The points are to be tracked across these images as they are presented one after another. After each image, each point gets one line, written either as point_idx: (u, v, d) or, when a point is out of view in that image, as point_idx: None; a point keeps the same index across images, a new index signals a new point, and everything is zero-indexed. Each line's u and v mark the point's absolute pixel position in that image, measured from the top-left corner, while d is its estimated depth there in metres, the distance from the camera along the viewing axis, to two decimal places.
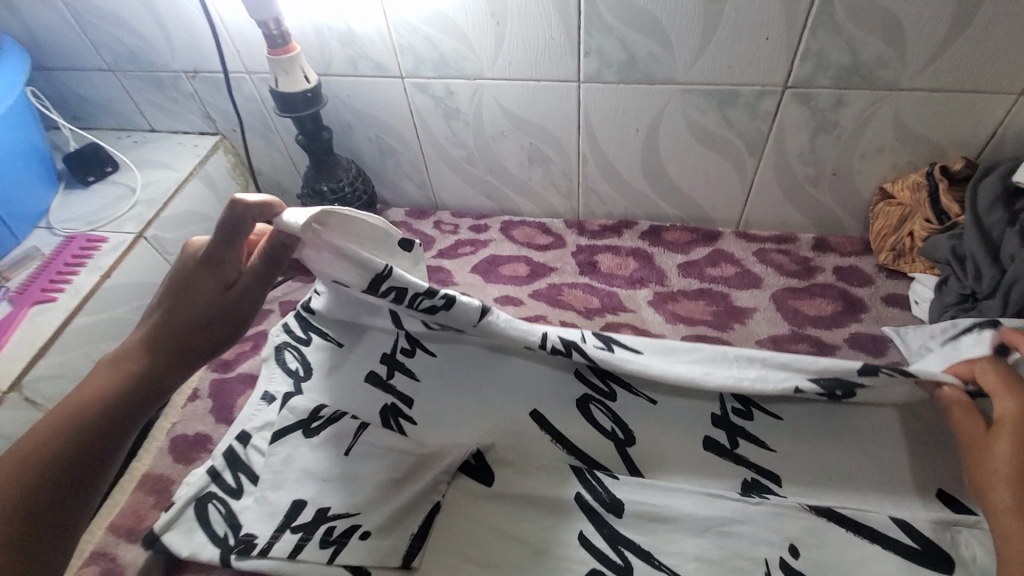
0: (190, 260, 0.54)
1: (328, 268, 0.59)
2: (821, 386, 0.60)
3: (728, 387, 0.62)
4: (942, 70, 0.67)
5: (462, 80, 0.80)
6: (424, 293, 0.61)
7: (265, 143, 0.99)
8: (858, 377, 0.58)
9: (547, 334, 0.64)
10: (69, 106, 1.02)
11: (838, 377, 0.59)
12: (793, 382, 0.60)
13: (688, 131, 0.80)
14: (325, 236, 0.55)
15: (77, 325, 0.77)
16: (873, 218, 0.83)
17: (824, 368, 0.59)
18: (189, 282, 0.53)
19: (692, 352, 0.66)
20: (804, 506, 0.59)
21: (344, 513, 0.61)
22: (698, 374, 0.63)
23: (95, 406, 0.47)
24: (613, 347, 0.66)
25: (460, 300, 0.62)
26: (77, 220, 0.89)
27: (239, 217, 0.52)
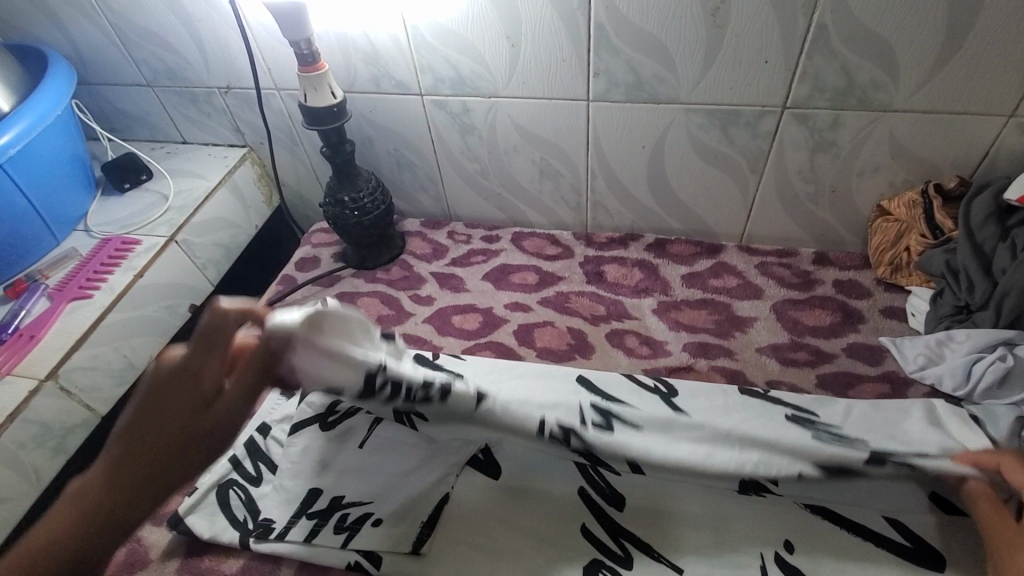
0: (162, 372, 0.55)
1: (316, 373, 0.61)
2: (824, 470, 0.58)
3: (732, 472, 0.60)
4: (934, 93, 0.71)
5: (478, 98, 0.85)
6: (421, 387, 0.61)
7: (290, 154, 1.05)
8: (865, 464, 0.57)
9: (543, 418, 0.63)
10: (108, 118, 1.09)
11: (847, 463, 0.57)
12: (797, 470, 0.58)
13: (692, 148, 0.84)
14: (309, 341, 0.59)
15: (111, 322, 0.82)
16: (871, 234, 0.86)
17: (832, 455, 0.57)
18: (161, 398, 0.54)
19: (693, 429, 0.63)
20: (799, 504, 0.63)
21: (358, 501, 0.65)
22: (700, 457, 0.61)
23: (74, 522, 0.51)
24: (611, 424, 0.64)
25: (455, 390, 0.62)
26: (113, 223, 0.94)
27: (223, 325, 0.57)
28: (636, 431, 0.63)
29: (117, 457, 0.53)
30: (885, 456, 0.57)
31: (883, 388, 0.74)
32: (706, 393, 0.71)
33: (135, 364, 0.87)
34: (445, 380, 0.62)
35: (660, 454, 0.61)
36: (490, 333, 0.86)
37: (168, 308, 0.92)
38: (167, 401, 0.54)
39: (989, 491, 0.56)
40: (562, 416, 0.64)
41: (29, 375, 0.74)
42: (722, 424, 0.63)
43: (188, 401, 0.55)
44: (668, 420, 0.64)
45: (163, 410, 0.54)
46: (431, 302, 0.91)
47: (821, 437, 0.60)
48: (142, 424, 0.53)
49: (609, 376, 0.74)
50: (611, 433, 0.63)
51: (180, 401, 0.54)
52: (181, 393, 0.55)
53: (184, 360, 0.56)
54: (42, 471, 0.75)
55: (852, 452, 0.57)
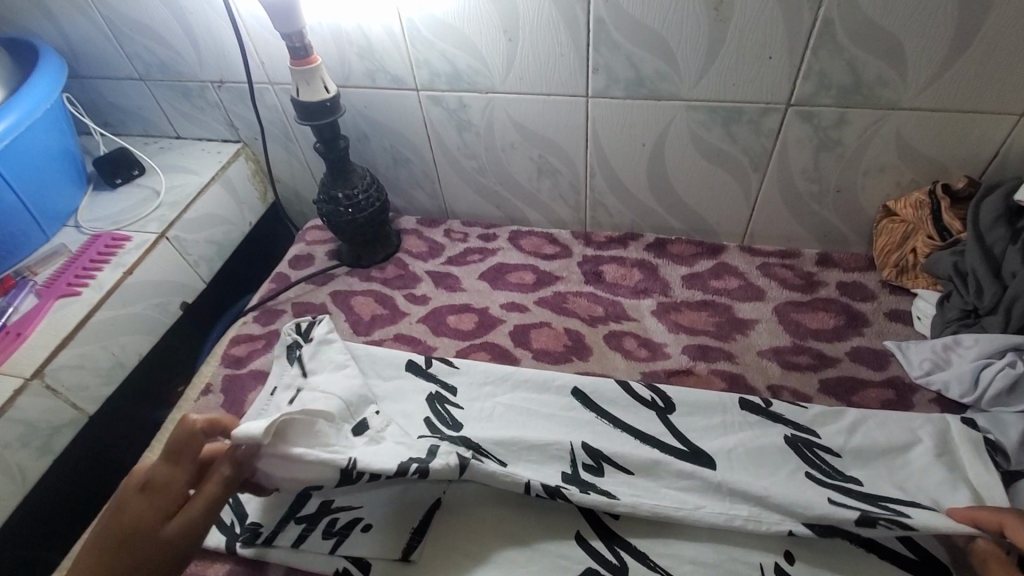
0: (130, 488, 0.57)
1: (291, 471, 0.60)
2: (816, 532, 0.57)
3: (719, 525, 0.59)
4: (943, 91, 0.69)
5: (475, 93, 0.84)
6: (394, 473, 0.60)
7: (284, 150, 1.03)
8: (855, 526, 0.56)
9: (530, 480, 0.62)
10: (100, 112, 1.07)
11: (834, 526, 0.57)
12: (786, 527, 0.58)
13: (694, 146, 0.82)
14: (280, 445, 0.59)
15: (99, 320, 0.80)
16: (876, 235, 0.84)
17: (821, 515, 0.57)
18: (130, 515, 0.55)
19: (683, 478, 0.63)
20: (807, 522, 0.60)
21: (348, 506, 0.64)
22: (688, 507, 0.61)
23: None
24: (602, 466, 0.65)
25: (432, 468, 0.60)
26: (103, 220, 0.93)
27: (188, 437, 0.59)
28: (628, 476, 0.64)
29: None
30: (875, 519, 0.56)
31: (887, 394, 0.72)
32: (707, 408, 0.69)
33: (124, 363, 0.85)
34: (420, 464, 0.60)
35: (650, 500, 0.61)
36: (485, 334, 0.84)
37: (159, 305, 0.90)
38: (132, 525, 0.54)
39: (998, 551, 0.54)
40: (551, 470, 0.65)
41: (14, 374, 0.73)
42: (713, 474, 0.62)
43: (149, 520, 0.55)
44: (657, 462, 0.64)
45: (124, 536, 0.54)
46: (426, 302, 0.90)
47: (817, 481, 0.61)
48: (101, 551, 0.53)
49: (603, 385, 0.72)
50: (602, 479, 0.64)
51: (144, 521, 0.54)
52: (144, 512, 0.55)
53: (152, 477, 0.57)
54: (27, 471, 0.73)
55: (845, 515, 0.57)
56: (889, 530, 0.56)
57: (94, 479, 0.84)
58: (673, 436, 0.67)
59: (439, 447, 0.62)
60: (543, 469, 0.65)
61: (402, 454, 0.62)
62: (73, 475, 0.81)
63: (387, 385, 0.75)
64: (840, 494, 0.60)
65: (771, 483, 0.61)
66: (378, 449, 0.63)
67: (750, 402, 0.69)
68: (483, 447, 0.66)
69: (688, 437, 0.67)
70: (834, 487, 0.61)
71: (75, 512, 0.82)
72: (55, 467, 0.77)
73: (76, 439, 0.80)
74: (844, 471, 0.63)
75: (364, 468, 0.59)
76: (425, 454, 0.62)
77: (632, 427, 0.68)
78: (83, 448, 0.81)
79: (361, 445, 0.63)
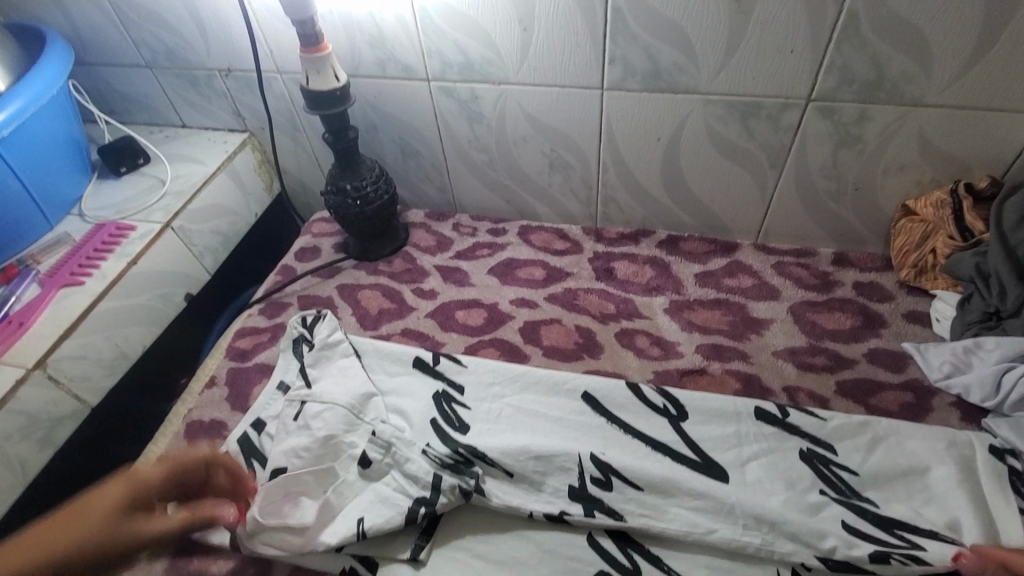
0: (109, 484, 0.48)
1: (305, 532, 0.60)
2: (830, 568, 0.55)
3: (726, 550, 0.58)
4: (968, 87, 0.67)
5: (487, 84, 0.82)
6: (403, 525, 0.60)
7: (292, 141, 1.02)
8: (869, 563, 0.55)
9: (534, 509, 0.61)
10: (106, 100, 1.06)
11: (850, 561, 0.55)
12: (801, 560, 0.56)
13: (710, 141, 0.80)
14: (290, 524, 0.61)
15: (102, 310, 0.79)
16: (894, 235, 0.82)
17: (833, 549, 0.55)
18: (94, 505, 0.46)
19: (696, 497, 0.61)
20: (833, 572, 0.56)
21: (351, 509, 0.62)
22: (696, 529, 0.59)
23: None
24: (611, 479, 0.62)
25: (439, 511, 0.61)
26: (108, 208, 0.91)
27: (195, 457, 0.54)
28: (638, 493, 0.61)
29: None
30: (889, 554, 0.55)
31: (906, 397, 0.70)
32: (720, 417, 0.68)
33: (127, 354, 0.84)
34: (427, 509, 0.61)
35: (658, 523, 0.59)
36: (495, 330, 0.83)
37: (163, 296, 0.89)
38: (76, 513, 0.44)
39: None
40: (554, 482, 0.63)
41: (16, 364, 0.71)
42: (725, 495, 0.60)
43: (100, 515, 0.45)
44: (668, 480, 0.61)
45: (67, 523, 0.44)
46: (434, 296, 0.88)
47: (833, 500, 0.60)
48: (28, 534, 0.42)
49: (614, 389, 0.71)
50: (610, 491, 0.62)
51: (93, 514, 0.45)
52: (103, 508, 0.45)
53: (134, 478, 0.49)
54: (28, 463, 0.72)
55: (859, 553, 0.55)
56: (902, 567, 0.54)
57: (95, 472, 0.83)
58: (685, 444, 0.66)
59: (443, 483, 0.62)
60: (545, 493, 0.62)
61: (405, 498, 0.62)
62: (74, 467, 0.79)
63: (393, 381, 0.74)
64: (856, 518, 0.59)
65: (782, 499, 0.60)
66: (382, 498, 0.62)
67: (764, 411, 0.68)
68: (487, 458, 0.64)
69: (699, 447, 0.66)
70: (850, 507, 0.60)
71: None
72: (56, 459, 0.76)
73: (78, 430, 0.79)
74: (859, 491, 0.62)
75: (371, 530, 0.60)
76: (428, 493, 0.62)
77: (642, 432, 0.67)
78: (84, 440, 0.80)
79: (367, 495, 0.63)
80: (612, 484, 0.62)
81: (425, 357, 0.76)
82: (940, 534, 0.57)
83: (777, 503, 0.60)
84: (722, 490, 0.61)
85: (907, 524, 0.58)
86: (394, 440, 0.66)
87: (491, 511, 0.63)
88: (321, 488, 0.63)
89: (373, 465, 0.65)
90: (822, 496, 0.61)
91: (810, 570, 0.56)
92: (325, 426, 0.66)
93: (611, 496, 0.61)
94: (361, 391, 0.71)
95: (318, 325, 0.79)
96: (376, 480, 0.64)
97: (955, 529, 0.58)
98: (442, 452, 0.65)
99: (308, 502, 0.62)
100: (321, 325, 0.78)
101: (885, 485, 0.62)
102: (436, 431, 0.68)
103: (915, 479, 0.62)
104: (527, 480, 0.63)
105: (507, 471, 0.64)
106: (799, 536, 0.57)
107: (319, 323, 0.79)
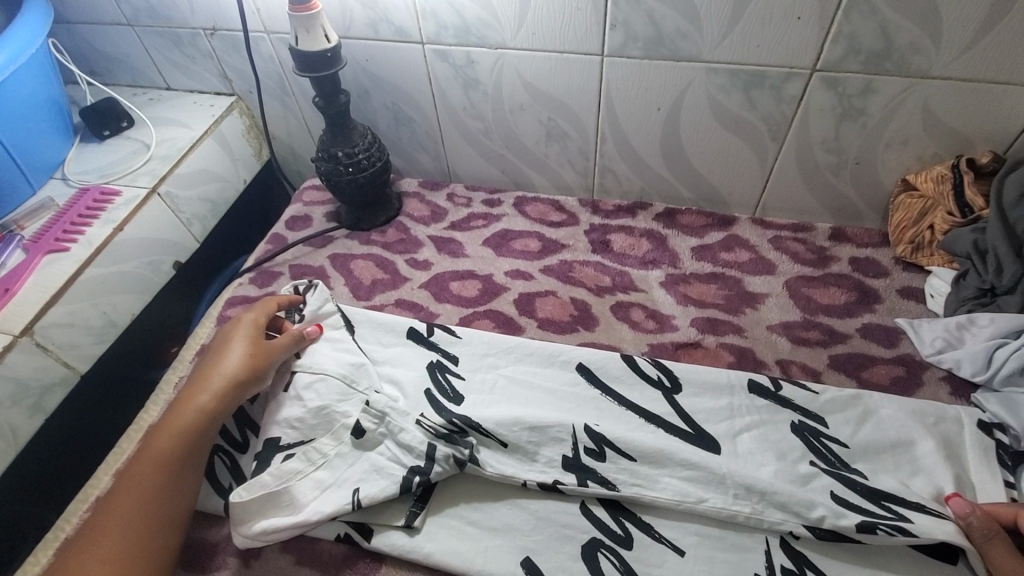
0: (227, 332, 0.69)
1: (301, 500, 0.61)
2: (817, 537, 0.56)
3: (717, 518, 0.59)
4: (976, 60, 0.66)
5: (484, 49, 0.79)
6: (398, 493, 0.60)
7: (281, 106, 0.99)
8: (856, 534, 0.56)
9: (528, 479, 0.62)
10: (86, 60, 1.01)
11: (837, 531, 0.56)
12: (788, 528, 0.57)
13: (711, 112, 0.78)
14: (285, 492, 0.61)
15: (89, 278, 0.77)
16: (893, 210, 0.82)
17: (822, 518, 0.56)
18: (228, 334, 0.69)
19: (688, 468, 0.61)
20: (821, 545, 0.57)
21: (346, 480, 0.62)
22: (688, 499, 0.59)
23: (186, 430, 0.60)
24: (605, 450, 0.63)
25: (434, 479, 0.61)
26: (92, 172, 0.88)
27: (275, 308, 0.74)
28: (631, 463, 0.62)
29: (194, 390, 0.63)
30: (876, 525, 0.56)
31: (897, 371, 0.71)
32: (713, 390, 0.68)
33: (116, 322, 0.83)
34: (421, 477, 0.61)
35: (650, 492, 0.60)
36: (490, 301, 0.82)
37: (151, 263, 0.87)
38: (230, 343, 0.67)
39: (993, 532, 0.54)
40: (548, 452, 0.63)
41: (2, 331, 0.70)
42: (717, 465, 0.61)
43: (244, 343, 0.67)
44: (660, 451, 0.62)
45: (226, 350, 0.67)
46: (428, 267, 0.87)
47: (822, 471, 0.61)
48: (211, 361, 0.66)
49: (609, 361, 0.71)
50: (604, 461, 0.62)
51: (236, 350, 0.66)
52: (241, 341, 0.67)
53: (243, 323, 0.70)
54: (18, 429, 0.71)
55: (846, 522, 0.56)
56: (888, 537, 0.55)
57: (86, 439, 0.83)
58: (677, 416, 0.66)
59: (437, 452, 0.62)
60: (539, 463, 0.63)
61: (400, 468, 0.62)
62: (66, 434, 0.79)
63: (387, 352, 0.74)
64: (844, 488, 0.60)
65: (773, 471, 0.61)
66: (377, 468, 0.63)
67: (757, 385, 0.68)
68: (482, 428, 0.64)
69: (693, 419, 0.66)
70: (838, 478, 0.61)
71: (69, 470, 0.81)
72: (46, 427, 0.76)
73: (68, 397, 0.78)
74: (849, 463, 0.62)
75: (367, 499, 0.60)
76: (423, 462, 0.62)
77: (635, 404, 0.68)
78: (73, 408, 0.79)
79: (361, 464, 0.63)
80: (606, 455, 0.62)
81: (419, 327, 0.76)
82: (927, 506, 0.57)
83: (768, 473, 0.61)
84: (714, 461, 0.62)
85: (896, 496, 0.59)
86: (388, 411, 0.65)
87: (485, 481, 0.64)
88: (316, 456, 0.63)
89: (367, 435, 0.64)
90: (812, 467, 0.62)
91: (798, 539, 0.58)
92: (317, 397, 0.66)
93: (604, 466, 0.62)
94: (352, 363, 0.70)
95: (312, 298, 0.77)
96: (370, 449, 0.64)
97: (940, 500, 0.59)
98: (437, 422, 0.65)
99: (302, 472, 0.62)
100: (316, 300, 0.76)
101: (873, 457, 0.63)
102: (430, 402, 0.68)
103: (903, 451, 0.63)
104: (521, 450, 0.63)
105: (502, 441, 0.64)
106: (788, 507, 0.58)
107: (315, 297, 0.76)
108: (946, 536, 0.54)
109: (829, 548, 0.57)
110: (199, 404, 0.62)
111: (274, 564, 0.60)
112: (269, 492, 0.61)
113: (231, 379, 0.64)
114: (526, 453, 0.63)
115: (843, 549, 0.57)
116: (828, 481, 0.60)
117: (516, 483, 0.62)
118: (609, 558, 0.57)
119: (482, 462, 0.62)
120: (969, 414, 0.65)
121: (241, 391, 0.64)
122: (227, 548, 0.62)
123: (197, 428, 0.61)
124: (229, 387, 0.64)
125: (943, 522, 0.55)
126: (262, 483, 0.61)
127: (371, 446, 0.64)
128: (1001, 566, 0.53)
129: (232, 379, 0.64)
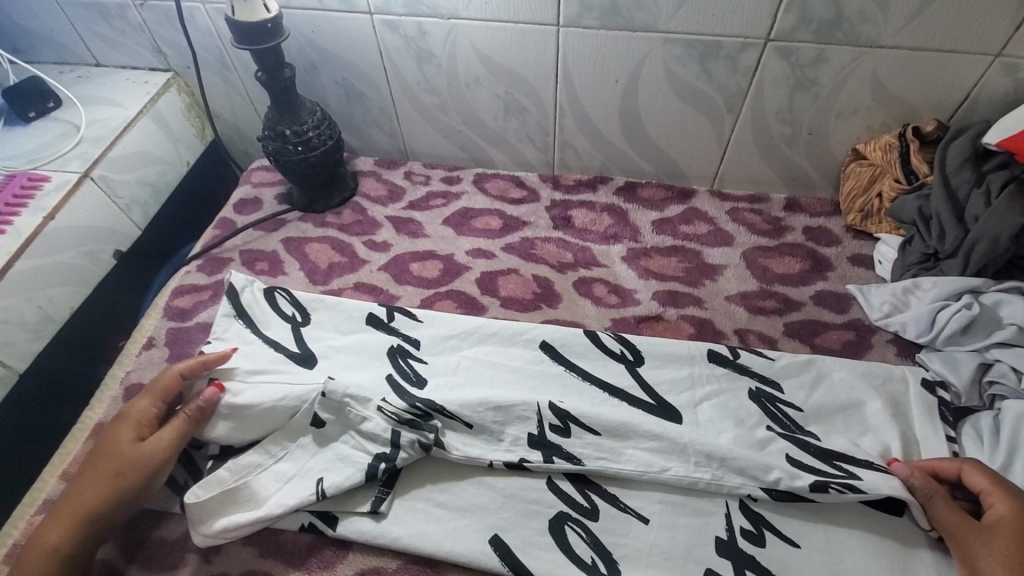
0: (119, 420, 0.61)
1: (262, 493, 0.60)
2: (771, 498, 0.59)
3: (681, 486, 0.60)
4: (922, 28, 0.67)
5: (436, 19, 0.76)
6: (363, 481, 0.60)
7: (222, 82, 0.93)
8: (810, 493, 0.58)
9: (494, 459, 0.62)
10: (5, 36, 0.93)
11: (792, 492, 0.58)
12: (747, 491, 0.59)
13: (668, 84, 0.78)
14: (244, 487, 0.60)
15: (19, 271, 0.72)
16: (844, 178, 0.84)
17: (777, 480, 0.58)
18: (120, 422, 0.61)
19: (651, 438, 0.62)
20: (776, 505, 0.59)
21: (309, 473, 0.61)
22: (653, 467, 0.61)
23: (68, 533, 0.54)
24: (569, 427, 0.63)
25: (399, 465, 0.60)
26: (17, 157, 0.82)
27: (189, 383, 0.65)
28: (596, 438, 0.62)
29: (78, 489, 0.56)
30: (827, 484, 0.58)
31: (848, 335, 0.74)
32: (676, 361, 0.69)
33: (53, 317, 0.78)
34: (387, 463, 0.60)
35: (615, 464, 0.61)
36: (451, 281, 0.81)
37: (88, 253, 0.82)
38: (120, 434, 0.59)
39: (936, 488, 0.57)
40: (514, 431, 0.63)
41: None
42: (679, 435, 0.62)
43: (125, 448, 0.58)
44: (624, 424, 0.62)
45: (103, 457, 0.58)
46: (386, 249, 0.85)
47: (777, 434, 0.63)
48: (98, 456, 0.58)
49: (572, 338, 0.71)
50: (569, 437, 0.62)
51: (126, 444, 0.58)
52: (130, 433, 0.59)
53: (135, 410, 0.61)
54: None
55: (799, 482, 0.58)
56: (840, 495, 0.57)
57: (32, 440, 0.78)
58: (640, 389, 0.67)
59: (402, 438, 0.61)
60: (504, 443, 0.63)
61: (365, 455, 0.61)
62: (9, 436, 0.75)
63: (346, 339, 0.72)
64: (798, 451, 0.62)
65: (733, 440, 0.63)
66: (341, 457, 0.62)
67: (716, 354, 0.70)
68: (446, 410, 0.64)
69: (655, 390, 0.67)
70: (794, 442, 0.63)
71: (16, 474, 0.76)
72: None
73: (5, 399, 0.74)
74: (803, 426, 0.65)
75: (332, 488, 0.59)
76: (389, 449, 0.61)
77: (599, 378, 0.68)
78: (12, 409, 0.75)
79: (324, 453, 0.62)
80: (571, 432, 0.63)
81: (381, 312, 0.75)
82: (874, 464, 0.60)
83: (727, 440, 0.63)
84: (675, 431, 0.63)
85: (846, 455, 0.61)
86: (348, 399, 0.63)
87: (451, 463, 0.63)
88: (276, 447, 0.62)
89: (327, 425, 0.63)
90: (768, 431, 0.64)
91: (756, 501, 0.59)
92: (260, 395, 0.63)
93: (569, 441, 0.62)
94: (289, 376, 0.66)
95: (273, 295, 0.76)
96: (334, 439, 0.63)
97: (888, 457, 0.62)
98: (400, 407, 0.63)
99: (263, 464, 0.61)
100: (280, 301, 0.75)
101: (826, 418, 0.65)
102: (392, 387, 0.66)
103: (853, 412, 0.66)
104: (486, 430, 0.63)
105: (467, 422, 0.63)
106: (746, 472, 0.59)
107: (277, 298, 0.76)
108: (892, 492, 0.57)
109: (783, 510, 0.59)
110: (82, 508, 0.55)
111: (236, 558, 0.59)
112: (228, 487, 0.60)
113: (111, 491, 0.56)
114: (491, 436, 0.63)
115: (798, 508, 0.59)
116: (783, 445, 0.62)
117: (483, 465, 0.62)
118: (575, 531, 0.58)
119: (451, 444, 0.62)
120: (913, 375, 0.68)
121: (118, 508, 0.56)
122: (186, 545, 0.60)
123: (67, 550, 0.53)
124: (113, 485, 0.56)
125: (890, 478, 0.58)
126: (220, 479, 0.60)
127: (335, 434, 0.63)
128: (938, 519, 0.56)
129: (124, 475, 0.57)
